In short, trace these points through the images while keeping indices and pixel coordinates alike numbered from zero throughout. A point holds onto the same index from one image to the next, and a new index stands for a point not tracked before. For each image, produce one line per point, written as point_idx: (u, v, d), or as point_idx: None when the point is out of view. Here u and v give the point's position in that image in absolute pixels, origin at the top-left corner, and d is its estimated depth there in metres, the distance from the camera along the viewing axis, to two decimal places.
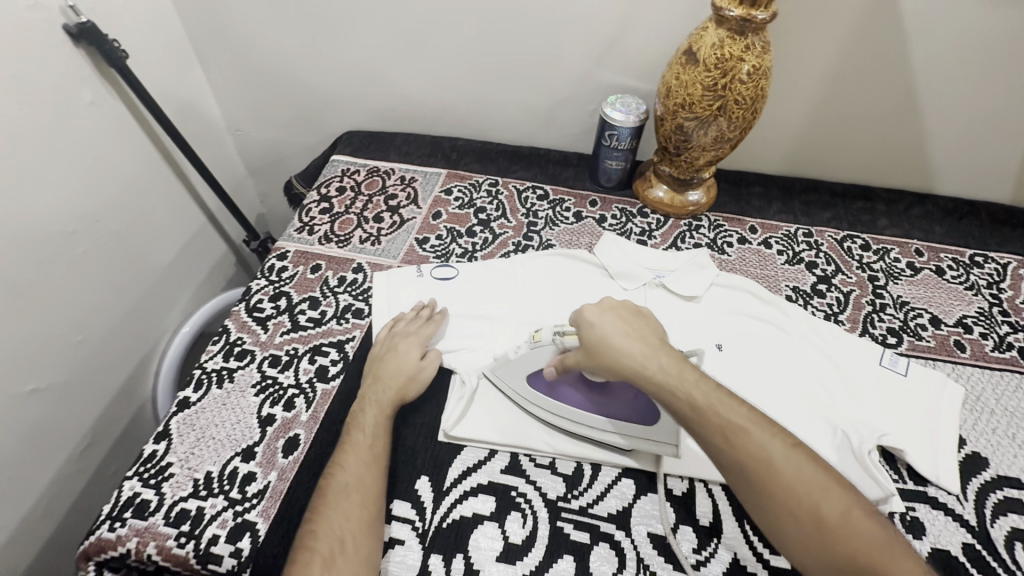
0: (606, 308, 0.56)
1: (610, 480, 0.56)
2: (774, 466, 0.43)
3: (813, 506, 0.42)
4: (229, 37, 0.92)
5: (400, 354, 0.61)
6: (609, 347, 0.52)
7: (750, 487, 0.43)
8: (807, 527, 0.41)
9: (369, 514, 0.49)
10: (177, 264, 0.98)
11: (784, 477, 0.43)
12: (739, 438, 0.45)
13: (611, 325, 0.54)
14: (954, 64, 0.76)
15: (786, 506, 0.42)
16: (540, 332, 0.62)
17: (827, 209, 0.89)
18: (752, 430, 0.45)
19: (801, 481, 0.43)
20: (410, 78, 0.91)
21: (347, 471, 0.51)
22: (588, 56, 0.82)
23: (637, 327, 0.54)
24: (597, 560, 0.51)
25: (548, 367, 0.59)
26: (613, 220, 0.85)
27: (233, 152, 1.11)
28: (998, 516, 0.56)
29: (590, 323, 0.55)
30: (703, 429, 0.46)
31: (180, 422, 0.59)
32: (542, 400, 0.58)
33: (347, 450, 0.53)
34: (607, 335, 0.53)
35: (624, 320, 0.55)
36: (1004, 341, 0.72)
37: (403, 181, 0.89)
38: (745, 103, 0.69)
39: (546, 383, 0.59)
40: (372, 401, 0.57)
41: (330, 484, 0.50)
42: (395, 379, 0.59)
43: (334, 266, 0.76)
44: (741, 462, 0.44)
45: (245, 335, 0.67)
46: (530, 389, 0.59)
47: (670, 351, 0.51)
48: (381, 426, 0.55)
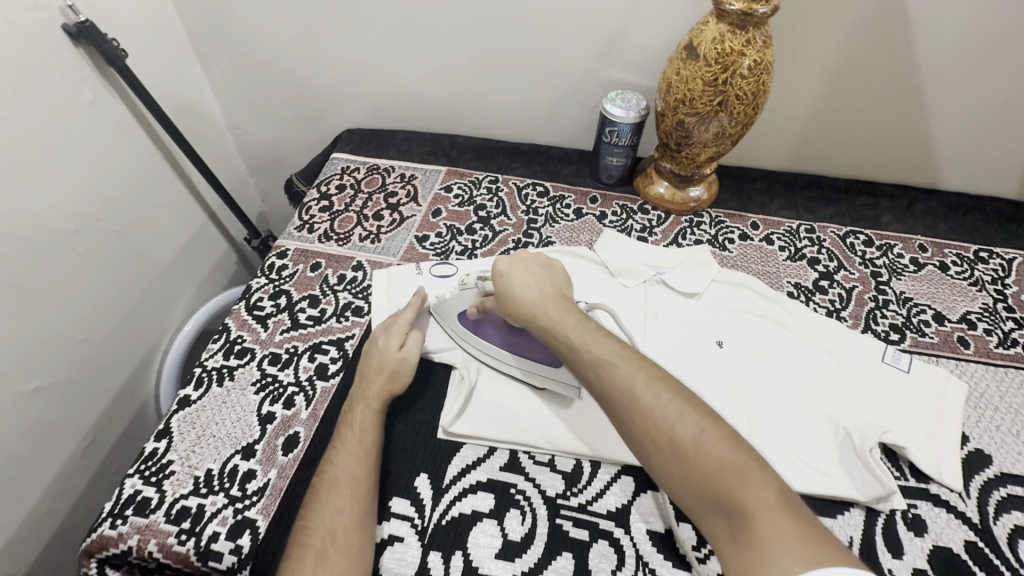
0: (519, 260, 0.61)
1: (609, 477, 0.56)
2: (635, 399, 0.44)
3: (666, 435, 0.41)
4: (228, 35, 0.92)
5: (380, 348, 0.61)
6: (510, 293, 0.58)
7: (619, 423, 0.45)
8: (662, 457, 0.41)
9: (361, 508, 0.49)
10: (179, 263, 0.99)
11: (644, 410, 0.43)
12: (606, 375, 0.47)
13: (516, 273, 0.60)
14: (960, 57, 0.75)
15: (647, 438, 0.42)
16: (469, 275, 0.67)
17: (830, 205, 0.88)
18: (620, 368, 0.47)
19: (660, 411, 0.43)
20: (410, 75, 0.91)
21: (340, 466, 0.51)
22: (588, 52, 0.82)
23: (539, 278, 0.59)
24: (596, 557, 0.51)
25: (472, 309, 0.64)
26: (613, 217, 0.84)
27: (234, 150, 1.11)
28: (1001, 514, 0.55)
29: (500, 273, 0.60)
30: (579, 370, 0.49)
31: (181, 419, 0.59)
32: (465, 334, 0.64)
33: (346, 447, 0.53)
34: (511, 283, 0.59)
35: (532, 272, 0.60)
36: (1008, 338, 0.71)
37: (403, 179, 0.89)
38: (746, 98, 0.68)
39: (471, 321, 0.64)
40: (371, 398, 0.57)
41: (323, 479, 0.50)
42: (379, 375, 0.59)
43: (334, 264, 0.76)
44: (607, 398, 0.46)
45: (245, 334, 0.67)
46: (456, 325, 0.65)
47: (562, 299, 0.56)
48: (369, 421, 0.55)
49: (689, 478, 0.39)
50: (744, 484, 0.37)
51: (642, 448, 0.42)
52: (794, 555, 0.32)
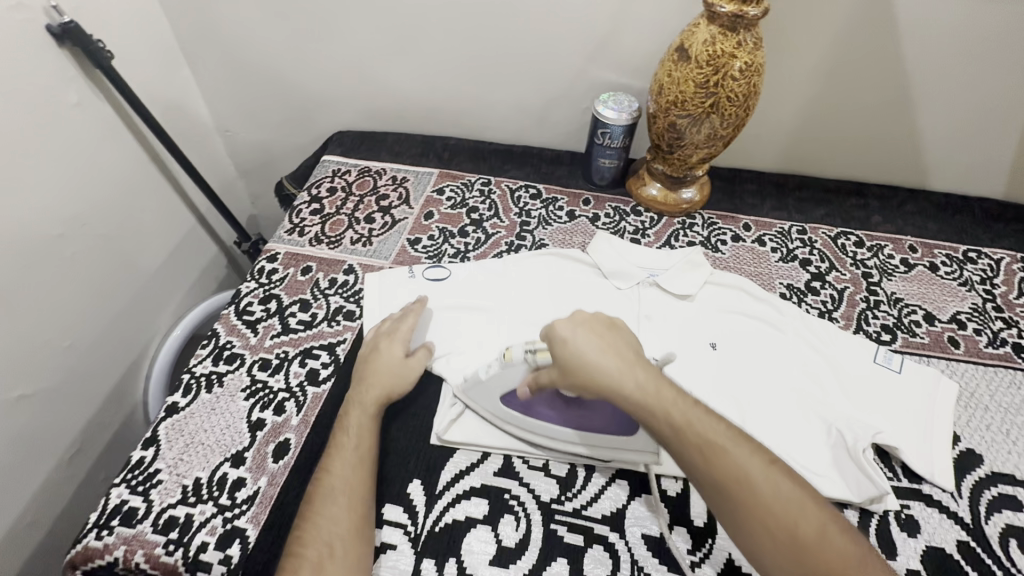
0: (581, 323, 0.54)
1: (604, 481, 0.56)
2: (751, 484, 0.44)
3: (787, 524, 0.42)
4: (217, 36, 0.91)
5: (382, 353, 0.60)
6: (584, 364, 0.51)
7: (729, 506, 0.44)
8: (781, 546, 0.42)
9: (358, 516, 0.48)
10: (167, 267, 0.97)
11: (762, 496, 0.43)
12: (717, 456, 0.45)
13: (585, 342, 0.52)
14: (947, 59, 0.76)
15: (762, 526, 0.43)
16: (510, 348, 0.57)
17: (821, 206, 0.88)
18: (730, 448, 0.46)
19: (776, 497, 0.43)
20: (402, 76, 0.90)
21: (337, 473, 0.50)
22: (580, 54, 0.82)
23: (610, 342, 0.53)
24: (591, 562, 0.50)
25: (523, 388, 0.56)
26: (606, 219, 0.84)
27: (223, 153, 1.10)
28: (992, 513, 0.56)
29: (562, 340, 0.53)
30: (683, 449, 0.46)
31: (169, 427, 0.58)
32: (520, 419, 0.57)
33: (337, 454, 0.52)
34: (582, 353, 0.52)
35: (599, 334, 0.54)
36: (997, 337, 0.72)
37: (394, 182, 0.88)
38: (737, 100, 0.68)
39: (520, 402, 0.57)
40: (363, 404, 0.57)
41: (319, 488, 0.49)
42: (380, 380, 0.58)
43: (325, 268, 0.75)
44: (718, 480, 0.45)
45: (235, 339, 0.66)
46: (504, 409, 0.57)
47: (645, 365, 0.52)
48: (366, 428, 0.55)
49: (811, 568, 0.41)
50: (864, 574, 0.41)
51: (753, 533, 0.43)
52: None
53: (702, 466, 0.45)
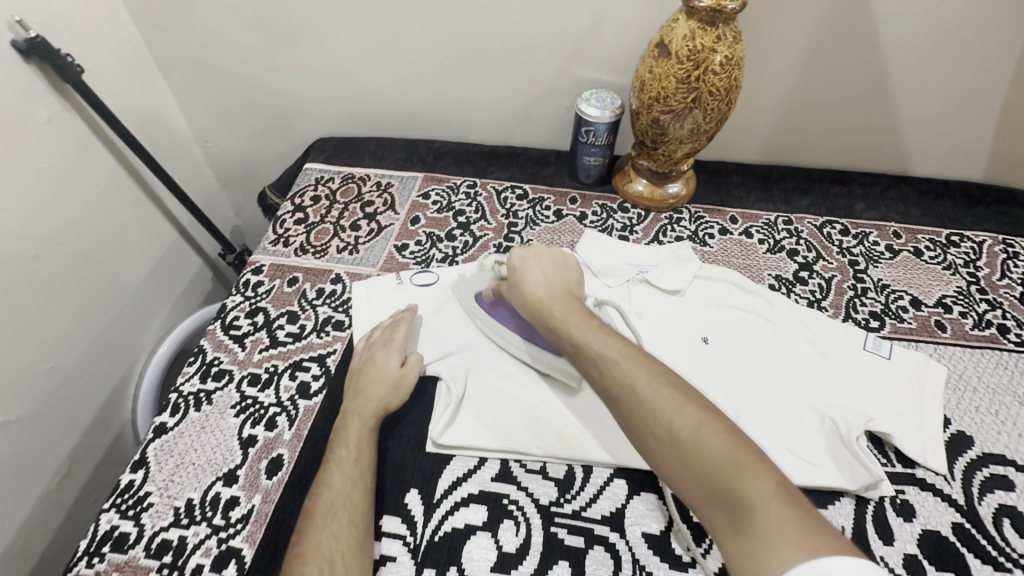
0: (534, 255, 0.64)
1: (601, 481, 0.56)
2: (638, 393, 0.46)
3: (664, 425, 0.43)
4: (191, 45, 0.89)
5: (378, 363, 0.60)
6: (521, 288, 0.61)
7: (623, 417, 0.46)
8: (661, 447, 0.42)
9: (359, 533, 0.48)
10: (150, 283, 0.96)
11: (646, 404, 0.44)
12: (608, 371, 0.49)
13: (531, 270, 0.62)
14: (923, 45, 0.76)
15: (648, 431, 0.43)
16: (487, 258, 0.71)
17: (806, 196, 0.89)
18: (623, 364, 0.48)
19: (657, 402, 0.44)
20: (382, 80, 0.89)
21: (338, 488, 0.49)
22: (561, 52, 0.81)
23: (553, 276, 0.61)
24: (593, 564, 0.50)
25: (488, 290, 0.67)
26: (594, 217, 0.84)
27: (203, 164, 1.08)
28: (985, 494, 0.56)
29: (515, 266, 0.63)
30: (584, 365, 0.52)
31: (158, 448, 0.57)
32: (482, 316, 0.66)
33: (331, 469, 0.51)
34: (523, 277, 0.62)
35: (545, 269, 0.62)
36: (983, 319, 0.72)
37: (379, 188, 0.87)
38: (719, 94, 0.68)
39: (487, 302, 0.67)
40: (357, 415, 0.56)
41: (318, 504, 0.48)
42: (376, 391, 0.57)
43: (312, 278, 0.74)
44: (610, 392, 0.48)
45: (222, 355, 0.65)
46: (474, 305, 0.67)
47: (573, 300, 0.58)
48: (365, 442, 0.54)
49: (688, 468, 0.40)
50: (741, 474, 0.38)
51: (643, 440, 0.44)
52: (784, 535, 0.34)
53: (599, 380, 0.49)
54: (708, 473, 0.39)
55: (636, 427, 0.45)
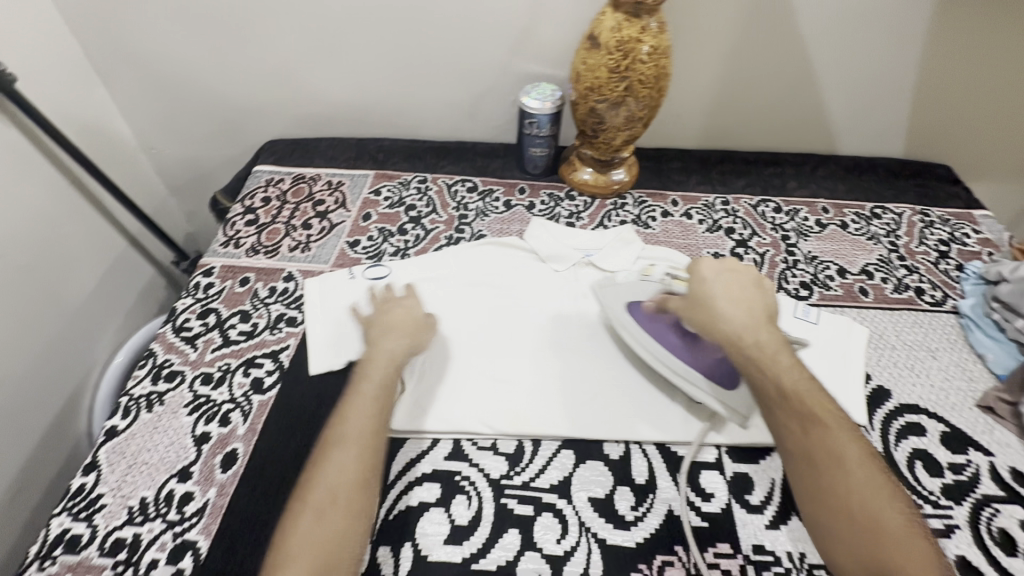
0: (724, 272, 0.60)
1: (550, 453, 0.59)
2: (844, 463, 0.46)
3: (854, 498, 0.45)
4: (130, 50, 0.88)
5: (404, 311, 0.64)
6: (711, 307, 0.57)
7: (807, 476, 0.47)
8: (844, 524, 0.45)
9: (368, 469, 0.49)
10: (100, 293, 0.94)
11: (846, 476, 0.46)
12: (818, 432, 0.48)
13: (723, 296, 0.57)
14: (837, 31, 0.82)
15: (835, 500, 0.45)
16: (652, 267, 0.71)
17: (742, 177, 0.93)
18: (832, 428, 0.48)
19: (860, 481, 0.45)
20: (327, 80, 0.90)
21: (352, 424, 0.51)
22: (500, 47, 0.84)
23: (745, 298, 0.57)
24: (541, 529, 0.53)
25: (649, 303, 0.65)
26: (542, 206, 0.87)
27: (152, 172, 1.07)
28: (901, 440, 0.61)
29: (703, 280, 0.60)
30: (778, 410, 0.50)
31: (109, 451, 0.57)
32: (639, 329, 0.64)
33: (353, 402, 0.53)
34: (717, 298, 0.57)
35: (735, 293, 0.58)
36: (901, 284, 0.78)
37: (330, 187, 0.88)
38: (649, 83, 0.72)
39: (644, 315, 0.65)
40: (383, 355, 0.58)
41: (331, 437, 0.50)
42: (403, 333, 0.61)
43: (263, 277, 0.75)
44: (810, 453, 0.47)
45: (173, 357, 0.65)
46: (627, 316, 0.66)
47: (772, 329, 0.55)
48: (390, 379, 0.56)
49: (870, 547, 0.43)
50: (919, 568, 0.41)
51: (823, 504, 0.46)
52: None
53: (796, 434, 0.49)
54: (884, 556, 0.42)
55: (822, 491, 0.46)
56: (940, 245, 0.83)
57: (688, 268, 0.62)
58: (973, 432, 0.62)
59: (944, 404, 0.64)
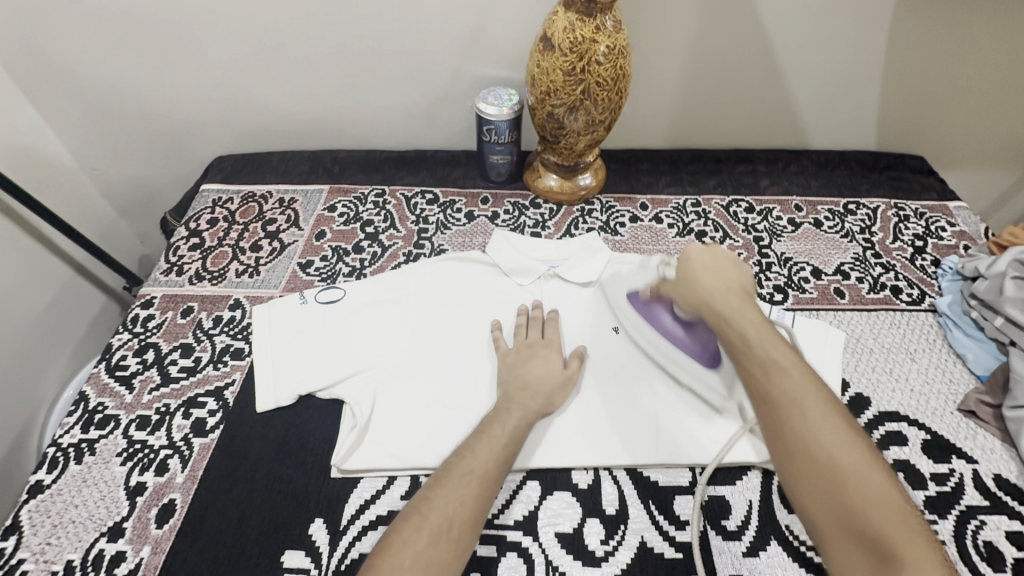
0: (707, 254, 0.63)
1: (515, 486, 0.55)
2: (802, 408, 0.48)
3: (827, 460, 0.45)
4: (57, 65, 0.83)
5: (544, 361, 0.60)
6: (690, 277, 0.61)
7: (770, 423, 0.49)
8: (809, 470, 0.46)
9: (480, 506, 0.48)
10: (42, 328, 0.89)
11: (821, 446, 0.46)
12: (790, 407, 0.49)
13: (704, 266, 0.61)
14: (801, 22, 0.79)
15: (798, 445, 0.47)
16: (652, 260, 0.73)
17: (712, 176, 0.90)
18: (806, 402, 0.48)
19: (820, 429, 0.47)
20: (274, 91, 0.85)
21: (474, 460, 0.50)
22: (452, 50, 0.80)
23: (724, 273, 0.61)
24: (505, 571, 0.50)
25: (645, 289, 0.68)
26: (506, 216, 0.83)
27: (96, 192, 1.01)
28: (882, 451, 0.59)
29: (688, 260, 0.63)
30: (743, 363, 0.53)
31: (32, 510, 0.52)
32: (633, 313, 0.67)
33: (479, 438, 0.52)
34: (695, 269, 0.61)
35: (715, 266, 0.61)
36: (878, 283, 0.76)
37: (282, 205, 0.84)
38: (607, 84, 0.68)
39: (640, 300, 0.68)
40: (520, 400, 0.56)
41: (455, 465, 0.50)
42: (545, 386, 0.58)
43: (208, 307, 0.70)
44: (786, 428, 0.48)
45: (107, 400, 0.60)
46: (625, 301, 0.68)
47: (746, 301, 0.59)
48: (521, 431, 0.54)
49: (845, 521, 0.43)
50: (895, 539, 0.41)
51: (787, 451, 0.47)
52: None
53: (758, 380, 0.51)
54: (864, 523, 0.42)
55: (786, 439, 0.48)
56: (916, 240, 0.81)
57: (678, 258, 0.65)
58: (955, 439, 0.60)
59: (925, 410, 0.62)
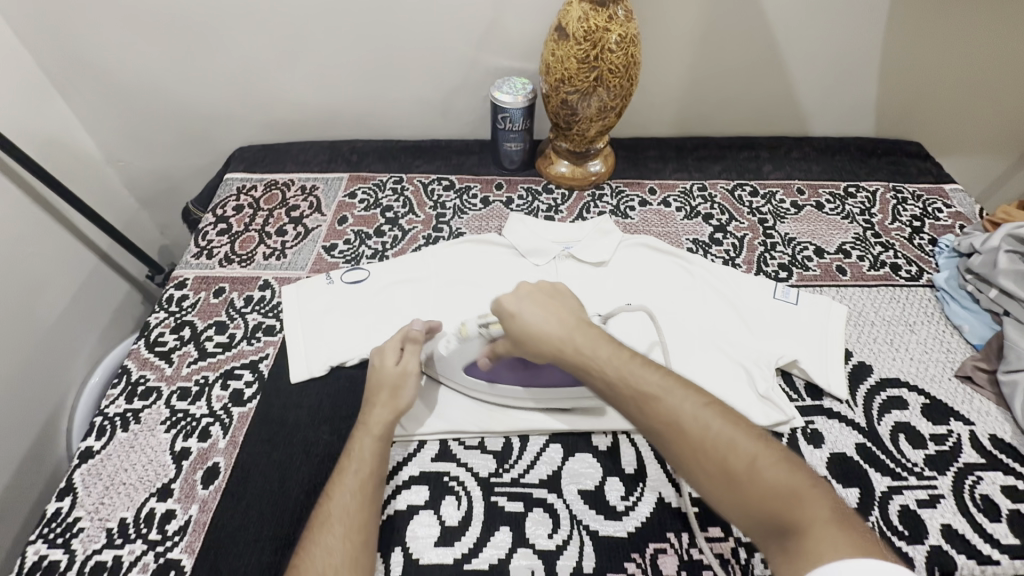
0: (525, 294, 0.55)
1: (538, 448, 0.58)
2: (677, 416, 0.44)
3: (721, 458, 0.41)
4: (85, 58, 0.85)
5: (380, 366, 0.58)
6: (530, 334, 0.52)
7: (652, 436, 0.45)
8: (703, 473, 0.41)
9: (368, 500, 0.49)
10: (72, 313, 0.92)
11: (701, 442, 0.42)
12: (653, 409, 0.45)
13: (530, 310, 0.53)
14: (803, 11, 0.82)
15: (683, 450, 0.43)
16: (468, 324, 0.59)
17: (717, 162, 0.94)
18: (665, 397, 0.45)
19: (703, 425, 0.43)
20: (296, 82, 0.88)
21: (338, 503, 0.48)
22: (470, 41, 0.83)
23: (556, 308, 0.53)
24: (532, 525, 0.53)
25: (482, 358, 0.59)
26: (520, 201, 0.86)
27: (119, 183, 1.04)
28: (884, 414, 0.62)
29: (512, 312, 0.54)
30: (620, 401, 0.47)
31: (85, 473, 0.55)
32: (478, 385, 0.60)
33: (338, 480, 0.50)
34: (526, 322, 0.52)
35: (543, 302, 0.54)
36: (878, 261, 0.79)
37: (304, 192, 0.87)
38: (619, 72, 0.72)
39: (483, 371, 0.59)
40: (366, 423, 0.54)
41: (319, 515, 0.47)
42: (388, 395, 0.56)
43: (238, 287, 0.73)
44: (668, 440, 0.44)
45: (148, 373, 0.63)
46: (468, 379, 0.60)
47: (588, 328, 0.52)
48: (376, 451, 0.52)
49: (751, 504, 0.39)
50: (803, 504, 0.38)
51: (677, 459, 0.43)
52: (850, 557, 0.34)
53: (631, 403, 0.46)
54: (773, 513, 0.38)
55: (672, 446, 0.43)
56: (914, 220, 0.85)
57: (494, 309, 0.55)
58: (953, 402, 0.63)
59: (923, 376, 0.65)
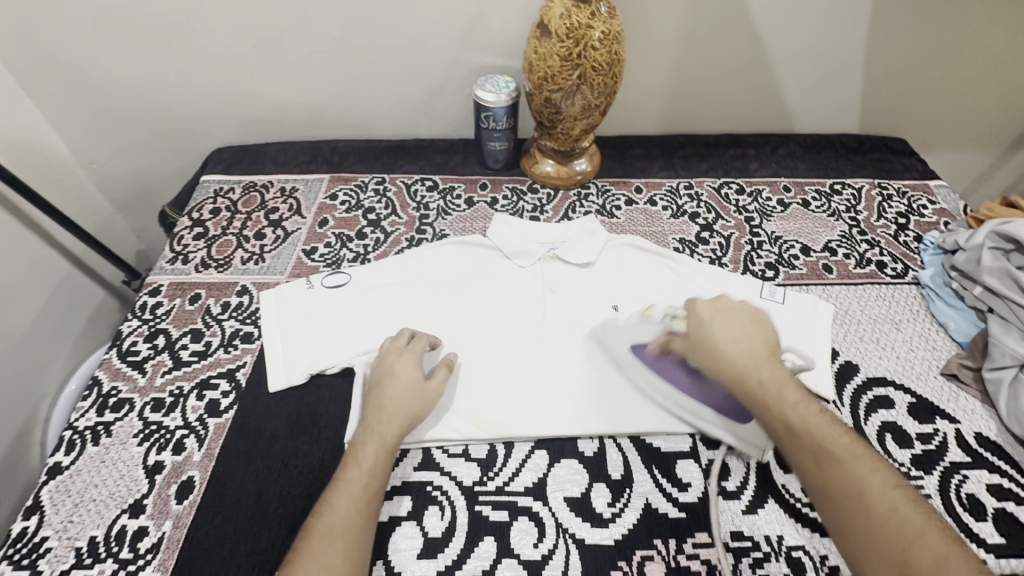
0: (717, 309, 0.58)
1: (523, 455, 0.57)
2: (859, 483, 0.44)
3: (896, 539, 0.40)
4: (53, 57, 0.83)
5: (397, 374, 0.57)
6: (715, 346, 0.55)
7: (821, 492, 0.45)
8: (868, 544, 0.41)
9: (369, 515, 0.47)
10: (44, 321, 0.89)
11: (877, 515, 0.42)
12: (834, 466, 0.45)
13: (719, 328, 0.56)
14: (788, 8, 0.82)
15: (853, 514, 0.43)
16: (654, 308, 0.65)
17: (703, 160, 0.93)
18: (848, 459, 0.45)
19: (882, 499, 0.42)
20: (273, 81, 0.86)
21: (336, 514, 0.46)
22: (451, 39, 0.81)
23: (750, 337, 0.55)
24: (518, 534, 0.52)
25: (654, 344, 0.61)
26: (504, 201, 0.85)
27: (92, 186, 1.01)
28: (871, 414, 0.62)
29: (701, 319, 0.57)
30: (795, 451, 0.48)
31: (52, 490, 0.53)
32: (638, 368, 0.62)
33: (337, 489, 0.48)
34: (715, 335, 0.55)
35: (738, 326, 0.56)
36: (864, 258, 0.79)
37: (283, 193, 0.85)
38: (602, 70, 0.71)
39: (649, 357, 0.62)
40: (375, 430, 0.53)
41: (316, 525, 0.45)
42: (403, 404, 0.55)
43: (215, 293, 0.71)
44: (838, 500, 0.44)
45: (120, 384, 0.61)
46: (632, 357, 0.62)
47: (774, 364, 0.53)
48: (381, 460, 0.51)
49: None
50: None
51: (843, 523, 0.43)
52: None
53: (807, 460, 0.47)
54: None
55: (839, 508, 0.44)
56: (899, 217, 0.85)
57: (687, 307, 0.60)
58: (939, 401, 0.63)
59: (909, 375, 0.65)
